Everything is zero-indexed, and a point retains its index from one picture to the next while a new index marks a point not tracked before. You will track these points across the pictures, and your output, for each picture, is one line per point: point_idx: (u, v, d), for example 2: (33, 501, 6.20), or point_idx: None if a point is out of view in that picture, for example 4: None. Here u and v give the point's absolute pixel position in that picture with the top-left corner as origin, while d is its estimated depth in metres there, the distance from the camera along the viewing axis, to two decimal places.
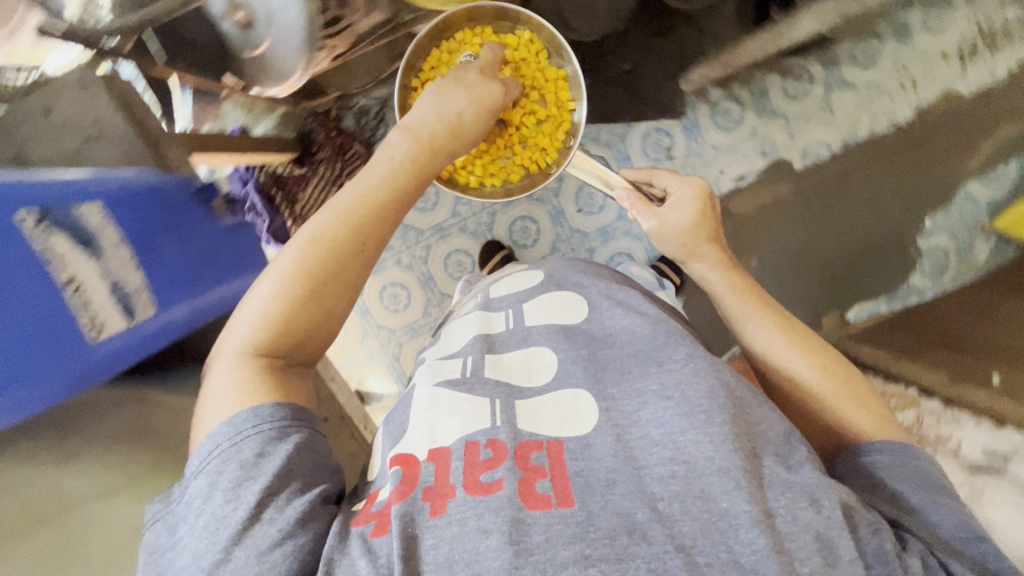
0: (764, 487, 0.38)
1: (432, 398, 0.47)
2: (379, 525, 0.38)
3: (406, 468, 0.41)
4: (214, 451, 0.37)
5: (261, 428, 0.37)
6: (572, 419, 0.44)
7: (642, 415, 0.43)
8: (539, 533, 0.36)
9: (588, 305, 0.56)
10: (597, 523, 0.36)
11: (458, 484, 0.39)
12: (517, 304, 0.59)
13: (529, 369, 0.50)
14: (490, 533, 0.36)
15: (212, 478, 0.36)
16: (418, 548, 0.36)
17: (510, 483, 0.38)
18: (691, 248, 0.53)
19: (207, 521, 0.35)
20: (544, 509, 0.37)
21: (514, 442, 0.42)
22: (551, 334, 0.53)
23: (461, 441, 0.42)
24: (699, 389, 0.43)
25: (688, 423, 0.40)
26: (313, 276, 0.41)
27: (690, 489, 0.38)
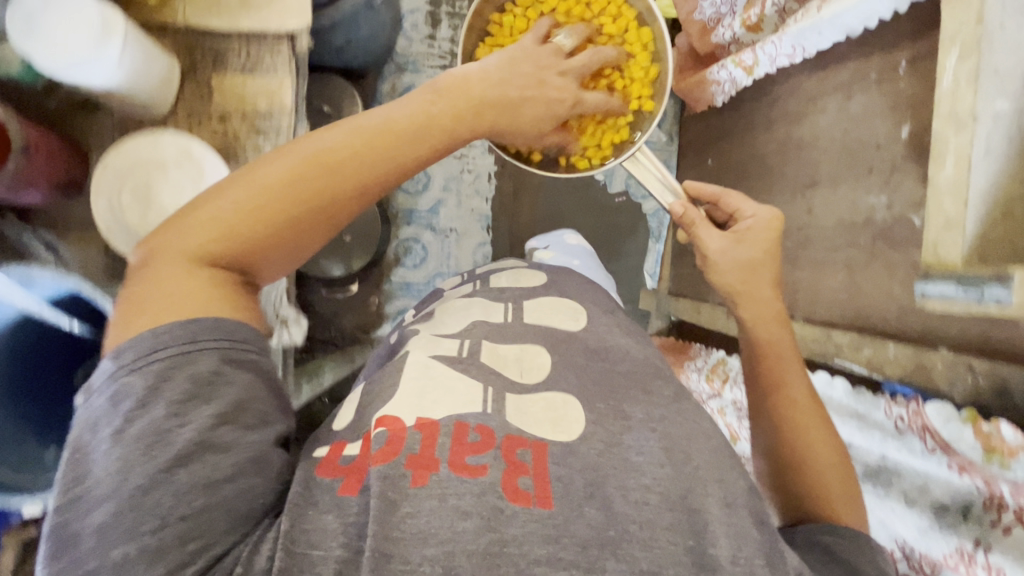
0: (719, 537, 0.52)
1: (427, 366, 0.64)
2: (349, 487, 0.52)
3: (389, 428, 0.55)
4: (156, 351, 0.50)
5: (194, 338, 0.52)
6: (559, 423, 0.60)
7: (626, 437, 0.60)
8: (513, 526, 0.49)
9: (584, 315, 0.77)
10: (574, 528, 0.50)
11: (440, 461, 0.52)
12: (516, 296, 0.80)
13: (525, 365, 0.68)
14: (467, 515, 0.49)
15: (166, 369, 0.50)
16: (396, 513, 0.48)
17: (490, 470, 0.53)
18: (733, 273, 0.78)
19: (143, 430, 0.48)
20: (523, 501, 0.51)
21: (505, 432, 0.57)
22: (546, 335, 0.73)
23: (450, 417, 0.57)
24: (679, 431, 0.61)
25: (670, 461, 0.58)
26: (294, 214, 0.58)
27: (665, 518, 0.53)
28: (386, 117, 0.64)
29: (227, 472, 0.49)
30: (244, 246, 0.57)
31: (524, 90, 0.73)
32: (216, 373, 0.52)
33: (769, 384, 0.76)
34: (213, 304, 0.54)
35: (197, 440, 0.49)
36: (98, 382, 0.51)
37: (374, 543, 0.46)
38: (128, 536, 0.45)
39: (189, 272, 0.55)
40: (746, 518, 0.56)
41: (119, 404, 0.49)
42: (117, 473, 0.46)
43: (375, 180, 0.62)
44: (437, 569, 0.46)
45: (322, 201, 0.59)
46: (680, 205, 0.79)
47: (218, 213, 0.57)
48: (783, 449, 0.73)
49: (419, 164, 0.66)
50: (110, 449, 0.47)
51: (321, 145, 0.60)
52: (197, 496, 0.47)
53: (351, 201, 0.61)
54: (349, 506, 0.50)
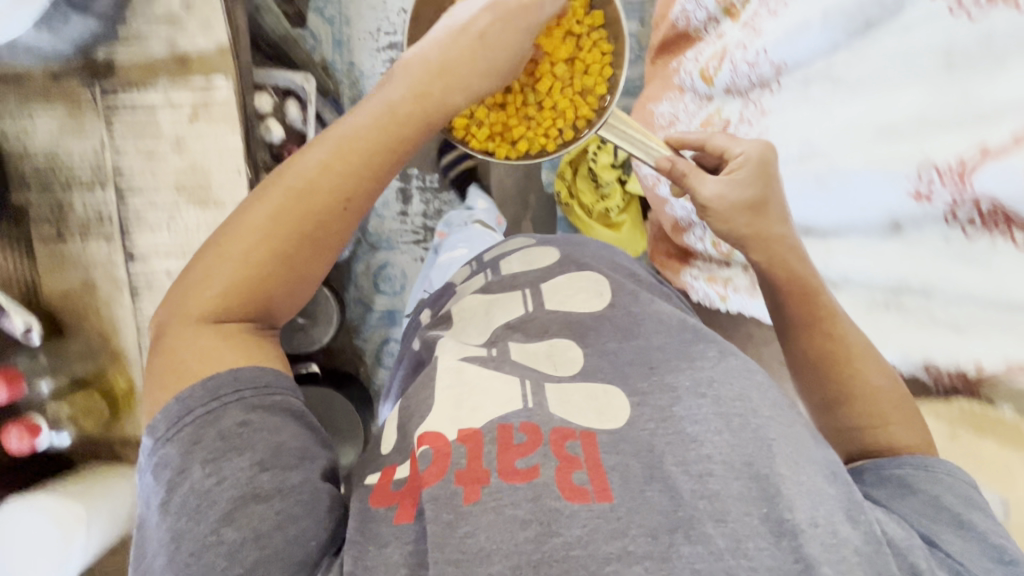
0: (795, 499, 0.49)
1: (461, 372, 0.61)
2: (404, 516, 0.50)
3: (432, 446, 0.53)
4: (183, 416, 0.49)
5: (218, 396, 0.49)
6: (603, 411, 0.57)
7: (676, 408, 0.57)
8: (575, 526, 0.47)
9: (608, 289, 0.73)
10: (640, 518, 0.48)
11: (491, 471, 0.51)
12: (535, 283, 0.76)
13: (556, 357, 0.65)
14: (528, 522, 0.47)
15: (195, 431, 0.48)
16: (455, 535, 0.47)
17: (544, 470, 0.51)
18: (738, 217, 0.71)
19: (189, 496, 0.47)
20: (583, 499, 0.49)
21: (550, 429, 0.54)
22: (573, 318, 0.69)
23: (494, 421, 0.55)
24: (732, 394, 0.58)
25: (727, 427, 0.54)
26: (281, 252, 0.53)
27: (735, 490, 0.50)
28: (359, 118, 0.57)
29: (275, 522, 0.47)
30: (246, 296, 0.53)
31: (486, 36, 0.60)
32: (244, 424, 0.49)
33: (808, 322, 0.71)
34: (225, 359, 0.51)
35: (239, 497, 0.47)
36: (141, 449, 0.51)
37: (437, 571, 0.44)
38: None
39: (194, 337, 0.52)
40: (817, 474, 0.52)
41: (159, 476, 0.48)
42: (174, 541, 0.46)
43: (357, 188, 0.55)
44: None
45: (303, 224, 0.54)
46: (667, 158, 0.72)
47: (211, 266, 0.53)
48: (829, 389, 0.69)
49: (404, 159, 0.58)
50: (166, 516, 0.47)
51: (301, 166, 0.55)
52: (250, 554, 0.46)
53: (338, 219, 0.55)
54: (406, 535, 0.48)
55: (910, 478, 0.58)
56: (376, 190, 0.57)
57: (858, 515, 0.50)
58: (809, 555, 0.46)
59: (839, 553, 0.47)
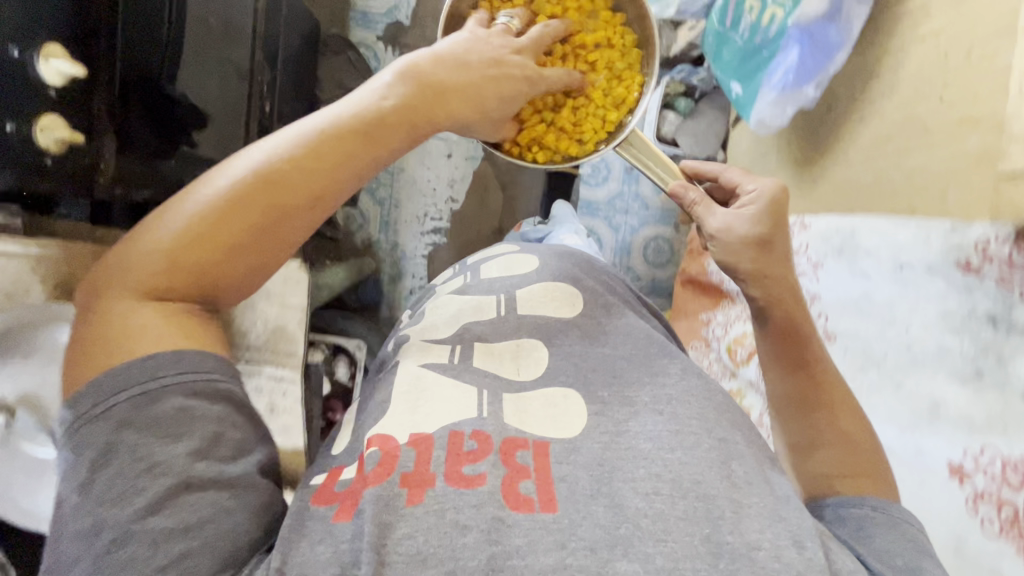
0: (739, 523, 0.49)
1: (419, 375, 0.61)
2: (343, 514, 0.49)
3: (381, 448, 0.53)
4: (118, 393, 0.48)
5: (155, 377, 0.49)
6: (560, 423, 0.57)
7: (631, 424, 0.57)
8: (515, 537, 0.46)
9: (580, 301, 0.72)
10: (581, 532, 0.47)
11: (438, 476, 0.50)
12: (508, 288, 0.75)
13: (520, 365, 0.65)
14: (467, 529, 0.46)
15: (128, 412, 0.48)
16: (393, 535, 0.46)
17: (490, 479, 0.50)
18: (748, 257, 0.72)
19: (114, 480, 0.46)
20: (525, 510, 0.48)
21: (502, 439, 0.54)
22: (541, 326, 0.69)
23: (446, 427, 0.54)
24: (689, 413, 0.58)
25: (678, 446, 0.54)
26: (226, 240, 0.52)
27: (679, 509, 0.49)
28: (339, 113, 0.57)
29: (208, 514, 0.47)
30: (186, 279, 0.52)
31: (484, 66, 0.64)
32: (183, 410, 0.49)
33: (798, 363, 0.71)
34: (159, 342, 0.50)
35: (171, 483, 0.47)
36: (64, 432, 0.49)
37: (369, 570, 0.44)
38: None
39: (129, 313, 0.51)
40: (763, 498, 0.52)
41: (84, 455, 0.47)
42: (93, 528, 0.45)
43: (324, 187, 0.55)
44: None
45: (262, 215, 0.53)
46: (680, 184, 0.75)
47: (154, 239, 0.52)
48: (802, 429, 0.69)
49: (378, 165, 0.59)
50: (87, 500, 0.46)
51: (269, 154, 0.54)
52: (177, 544, 0.45)
53: (299, 215, 0.54)
54: (342, 534, 0.47)
55: (856, 518, 0.59)
56: (343, 192, 0.57)
57: (803, 541, 0.50)
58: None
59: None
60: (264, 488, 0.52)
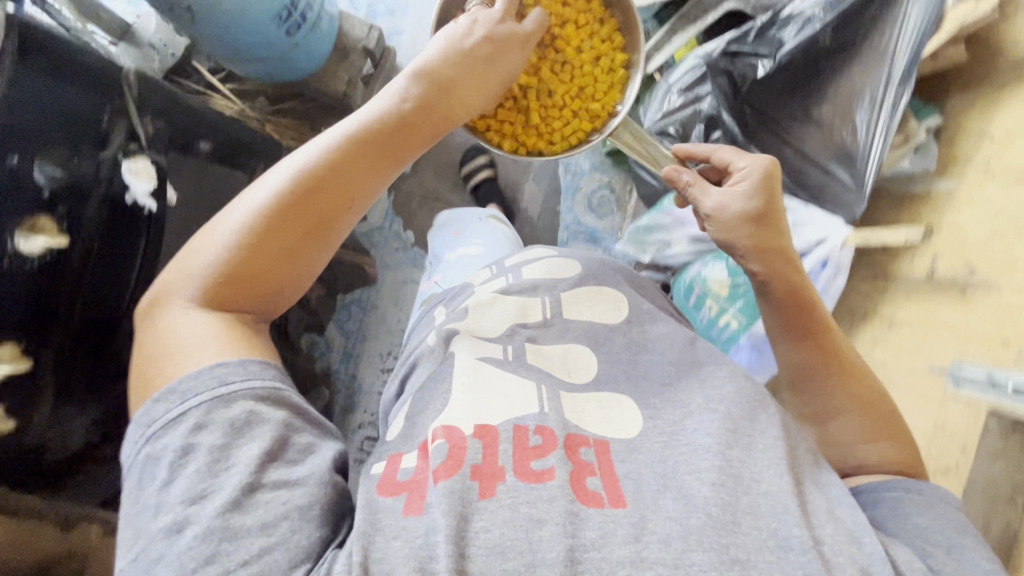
0: (803, 516, 0.50)
1: (477, 368, 0.62)
2: (412, 508, 0.49)
3: (447, 439, 0.53)
4: (188, 399, 0.49)
5: (219, 381, 0.50)
6: (621, 422, 0.58)
7: (687, 422, 0.58)
8: (592, 531, 0.47)
9: (625, 308, 0.74)
10: (654, 527, 0.48)
11: (506, 470, 0.51)
12: (553, 291, 0.76)
13: (569, 366, 0.66)
14: (542, 522, 0.47)
15: (202, 416, 0.48)
16: (471, 527, 0.47)
17: (557, 471, 0.51)
18: (738, 230, 0.72)
19: (192, 480, 0.46)
20: (595, 504, 0.49)
21: (565, 434, 0.55)
22: (587, 331, 0.71)
23: (509, 422, 0.55)
24: (743, 409, 0.59)
25: (736, 441, 0.56)
26: (272, 237, 0.56)
27: (745, 504, 0.50)
28: (353, 124, 0.61)
29: (281, 510, 0.47)
30: (238, 278, 0.56)
31: (479, 59, 0.67)
32: (251, 416, 0.49)
33: (805, 332, 0.72)
34: (203, 348, 0.52)
35: (246, 483, 0.46)
36: (135, 435, 0.49)
37: (450, 563, 0.44)
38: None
39: (190, 318, 0.54)
40: (820, 495, 0.53)
41: (161, 458, 0.47)
42: (174, 525, 0.44)
43: (352, 195, 0.60)
44: None
45: (298, 224, 0.57)
46: (672, 169, 0.76)
47: (207, 247, 0.56)
48: (812, 400, 0.71)
49: (396, 164, 0.64)
50: (167, 498, 0.46)
51: (292, 168, 0.58)
52: (256, 540, 0.45)
53: (336, 223, 0.60)
54: (414, 528, 0.47)
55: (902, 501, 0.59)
56: (370, 196, 0.62)
57: (863, 535, 0.51)
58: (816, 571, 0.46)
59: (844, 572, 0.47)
60: (329, 487, 0.51)
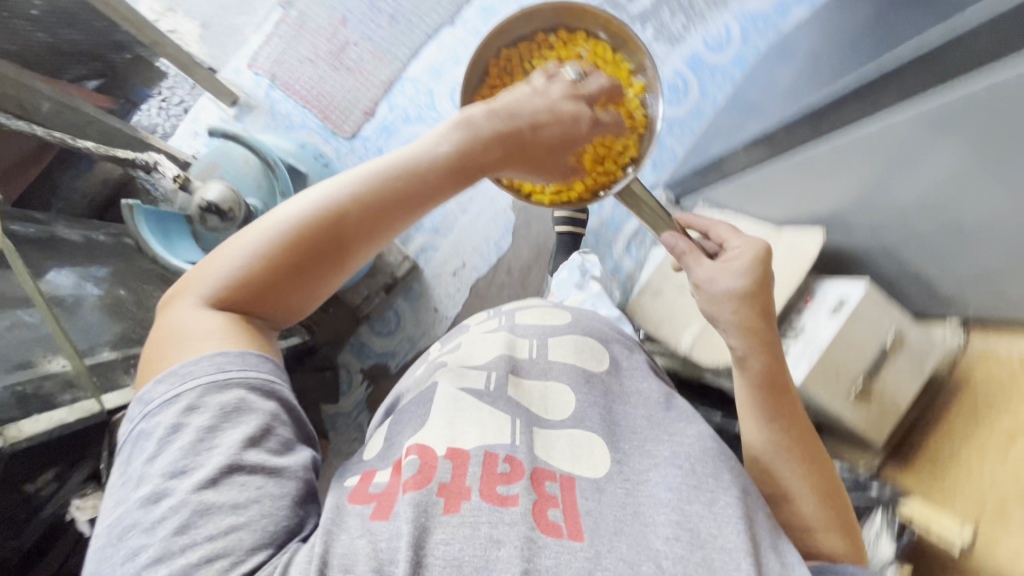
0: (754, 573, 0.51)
1: (454, 396, 0.65)
2: (380, 516, 0.50)
3: (420, 456, 0.55)
4: (181, 380, 0.48)
5: (214, 377, 0.48)
6: (591, 461, 0.60)
7: (652, 475, 0.60)
8: (547, 558, 0.48)
9: (608, 357, 0.77)
10: (605, 566, 0.49)
11: (472, 491, 0.53)
12: (541, 335, 0.80)
13: (547, 402, 0.68)
14: (501, 543, 0.48)
15: (195, 397, 0.48)
16: (430, 539, 0.48)
17: (519, 499, 0.53)
18: (726, 305, 0.72)
19: (175, 455, 0.46)
20: (554, 534, 0.51)
21: (532, 466, 0.57)
22: (568, 369, 0.73)
23: (480, 447, 0.58)
24: (707, 464, 0.60)
25: (696, 496, 0.57)
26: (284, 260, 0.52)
27: (695, 556, 0.52)
28: (396, 156, 0.57)
29: (253, 494, 0.46)
30: (249, 292, 0.53)
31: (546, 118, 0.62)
32: (240, 404, 0.49)
33: (780, 412, 0.73)
34: (194, 352, 0.50)
35: (223, 464, 0.46)
36: (133, 413, 0.49)
37: (407, 569, 0.45)
38: (168, 554, 0.41)
39: (198, 314, 0.51)
40: (776, 560, 0.54)
41: (148, 432, 0.47)
42: (152, 499, 0.44)
43: (375, 227, 0.55)
44: None
45: (305, 248, 0.53)
46: (674, 230, 0.74)
47: (229, 253, 0.53)
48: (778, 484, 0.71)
49: (433, 199, 0.58)
50: (151, 470, 0.45)
51: (322, 190, 0.54)
52: (224, 518, 0.44)
53: (349, 249, 0.54)
54: (380, 532, 0.49)
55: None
56: (394, 226, 0.56)
57: None
58: None
59: None
60: (298, 481, 0.51)
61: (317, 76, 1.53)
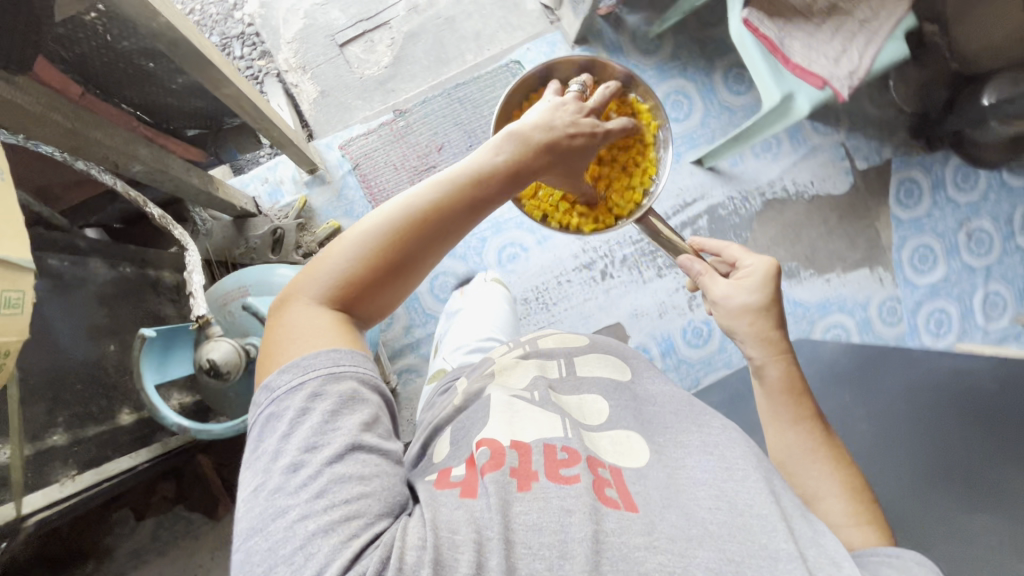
0: (784, 528, 0.60)
1: (509, 403, 0.74)
2: (468, 495, 0.58)
3: (490, 447, 0.63)
4: (307, 370, 0.56)
5: (333, 367, 0.56)
6: (633, 455, 0.70)
7: (687, 461, 0.69)
8: (613, 522, 0.56)
9: (633, 371, 0.87)
10: (662, 528, 0.57)
11: (540, 473, 0.61)
12: (569, 356, 0.90)
13: (585, 409, 0.78)
14: (574, 511, 0.56)
15: (319, 385, 0.55)
16: (512, 509, 0.55)
17: (582, 477, 0.61)
18: (740, 320, 0.81)
19: (309, 432, 0.53)
20: (615, 507, 0.59)
21: (586, 454, 0.66)
22: (599, 382, 0.83)
23: (541, 440, 0.66)
24: (732, 449, 0.70)
25: (727, 474, 0.66)
26: (383, 261, 0.63)
27: (734, 520, 0.60)
28: (454, 171, 0.68)
29: (373, 468, 0.53)
30: (353, 293, 0.63)
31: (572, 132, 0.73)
32: (358, 393, 0.57)
33: (810, 413, 0.79)
34: (309, 343, 0.58)
35: (349, 441, 0.53)
36: (260, 400, 0.56)
37: (501, 531, 0.52)
38: (312, 512, 0.48)
39: (314, 315, 0.61)
40: (802, 526, 0.63)
41: (283, 413, 0.54)
42: (291, 469, 0.51)
43: (449, 229, 0.66)
44: (554, 552, 0.52)
45: (394, 252, 0.63)
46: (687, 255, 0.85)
47: (331, 264, 0.63)
48: (805, 484, 0.76)
49: (491, 199, 0.69)
50: (286, 445, 0.52)
51: (401, 203, 0.64)
52: (354, 486, 0.51)
53: (428, 247, 0.65)
54: (473, 505, 0.55)
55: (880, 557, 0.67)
56: (465, 224, 0.67)
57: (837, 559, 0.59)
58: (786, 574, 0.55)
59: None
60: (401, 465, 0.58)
61: (394, 181, 1.56)
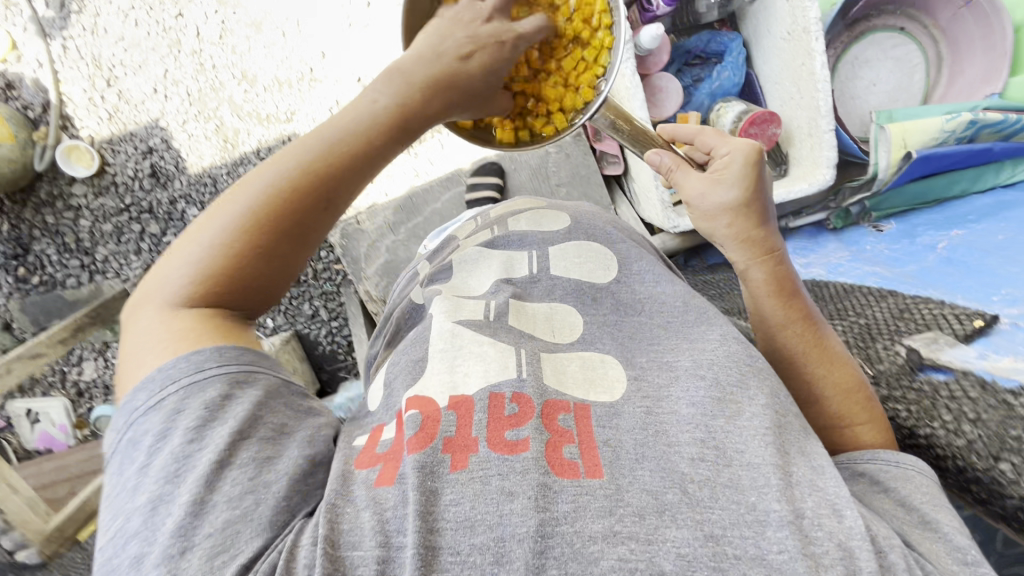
0: (780, 478, 0.49)
1: (452, 334, 0.61)
2: (383, 482, 0.48)
3: (421, 411, 0.52)
4: (158, 390, 0.46)
5: (178, 382, 0.46)
6: (601, 382, 0.58)
7: (671, 391, 0.57)
8: (564, 502, 0.45)
9: (618, 263, 0.74)
10: (627, 503, 0.46)
11: (479, 440, 0.50)
12: (539, 246, 0.77)
13: (555, 327, 0.66)
14: (514, 496, 0.45)
15: (176, 401, 0.45)
16: (438, 502, 0.45)
17: (530, 441, 0.49)
18: (719, 218, 0.67)
19: (166, 461, 0.43)
20: (569, 475, 0.48)
21: (541, 402, 0.54)
22: (571, 289, 0.70)
23: (484, 391, 0.54)
24: (728, 371, 0.57)
25: (719, 407, 0.54)
26: (246, 244, 0.49)
27: (722, 476, 0.49)
28: (315, 134, 0.52)
29: (248, 484, 0.44)
30: (207, 285, 0.49)
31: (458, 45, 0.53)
32: (227, 399, 0.46)
33: (797, 318, 0.68)
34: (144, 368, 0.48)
35: (213, 462, 0.43)
36: (117, 423, 0.47)
37: (418, 539, 0.42)
38: (177, 559, 0.40)
39: (163, 322, 0.49)
40: (805, 465, 0.52)
41: (138, 442, 0.45)
42: (150, 506, 0.42)
43: (326, 206, 0.51)
44: (487, 557, 0.42)
45: (253, 243, 0.49)
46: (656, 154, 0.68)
47: (182, 257, 0.50)
48: (801, 386, 0.67)
49: (371, 156, 0.52)
50: (145, 478, 0.43)
51: (256, 188, 0.50)
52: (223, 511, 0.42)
53: (307, 232, 0.51)
54: (387, 499, 0.47)
55: (908, 470, 0.58)
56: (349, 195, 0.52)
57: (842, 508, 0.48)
58: (767, 538, 0.45)
59: (811, 545, 0.45)
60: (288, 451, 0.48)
61: None
